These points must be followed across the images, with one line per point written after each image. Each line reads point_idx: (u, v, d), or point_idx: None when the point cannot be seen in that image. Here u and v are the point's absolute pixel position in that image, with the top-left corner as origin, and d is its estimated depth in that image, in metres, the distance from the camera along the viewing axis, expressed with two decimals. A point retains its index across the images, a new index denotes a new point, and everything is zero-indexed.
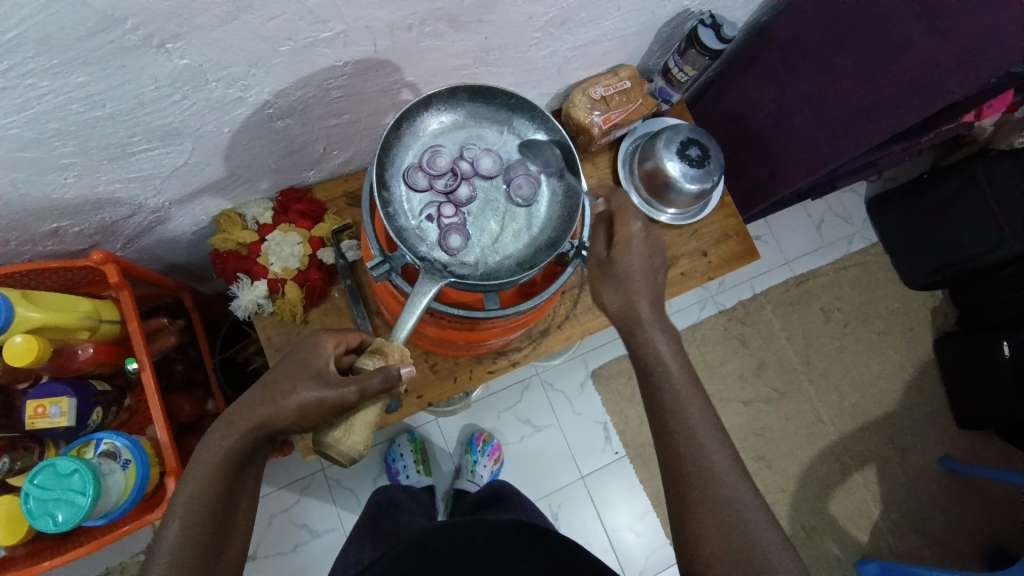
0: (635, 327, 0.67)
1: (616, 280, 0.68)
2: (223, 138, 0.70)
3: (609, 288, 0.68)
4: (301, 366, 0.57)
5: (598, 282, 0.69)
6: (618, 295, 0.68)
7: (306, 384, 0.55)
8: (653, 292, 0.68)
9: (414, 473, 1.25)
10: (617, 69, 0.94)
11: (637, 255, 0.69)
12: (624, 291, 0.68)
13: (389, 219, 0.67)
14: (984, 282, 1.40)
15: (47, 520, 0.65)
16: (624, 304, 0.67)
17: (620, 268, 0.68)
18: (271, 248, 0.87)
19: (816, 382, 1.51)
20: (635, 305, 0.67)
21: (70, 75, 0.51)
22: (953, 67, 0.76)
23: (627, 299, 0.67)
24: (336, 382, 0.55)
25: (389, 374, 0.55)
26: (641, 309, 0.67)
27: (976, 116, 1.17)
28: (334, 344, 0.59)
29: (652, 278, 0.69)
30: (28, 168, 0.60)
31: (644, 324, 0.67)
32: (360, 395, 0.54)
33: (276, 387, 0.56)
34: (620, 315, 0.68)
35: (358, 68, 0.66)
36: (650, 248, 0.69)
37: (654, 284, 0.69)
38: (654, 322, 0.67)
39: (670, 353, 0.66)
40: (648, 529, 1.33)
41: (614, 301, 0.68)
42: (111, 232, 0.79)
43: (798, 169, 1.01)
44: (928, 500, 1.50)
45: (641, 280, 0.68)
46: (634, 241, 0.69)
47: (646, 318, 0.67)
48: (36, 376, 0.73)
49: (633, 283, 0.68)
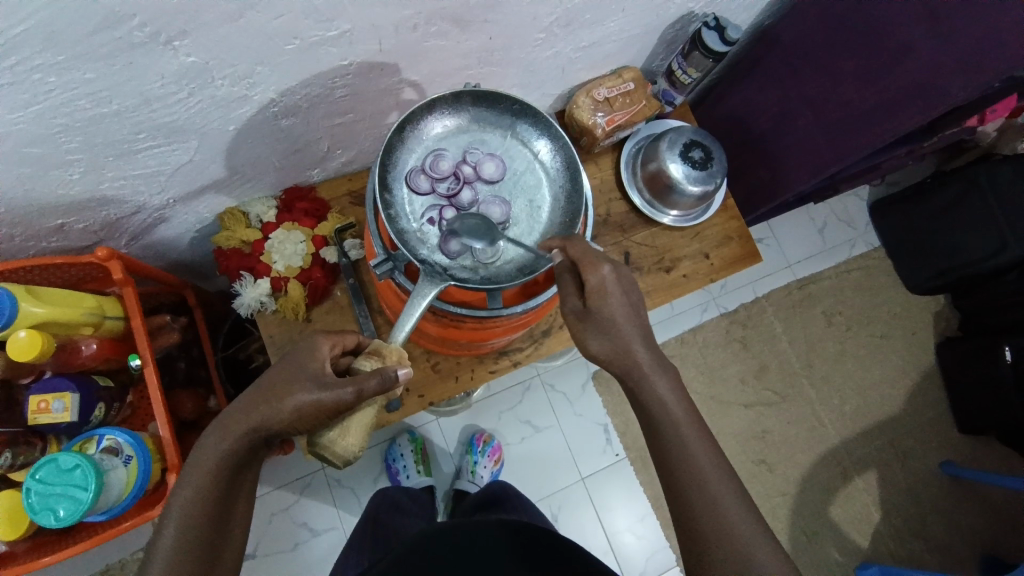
0: (632, 373, 0.62)
1: (600, 329, 0.62)
2: (228, 136, 0.70)
3: (593, 338, 0.62)
4: (297, 368, 0.56)
5: (581, 333, 0.63)
6: (605, 343, 0.62)
7: (303, 386, 0.55)
8: (641, 329, 0.63)
9: (414, 474, 1.24)
10: (620, 71, 0.94)
11: (617, 300, 0.62)
12: (612, 339, 0.62)
13: (390, 222, 0.68)
14: (987, 287, 1.40)
15: (49, 516, 0.65)
16: (614, 352, 0.62)
17: (601, 317, 0.62)
18: (274, 246, 0.87)
19: (818, 386, 1.51)
20: (626, 350, 0.61)
21: (77, 70, 0.51)
22: (955, 71, 0.77)
23: (618, 346, 0.61)
24: (334, 383, 0.55)
25: (386, 375, 0.56)
26: (634, 352, 0.62)
27: (979, 120, 1.17)
28: (330, 346, 0.59)
29: (635, 317, 0.63)
30: (33, 163, 0.60)
31: (640, 368, 0.61)
32: (357, 397, 0.55)
33: (273, 389, 0.55)
34: (614, 362, 0.62)
35: (363, 67, 0.66)
36: (624, 288, 0.62)
37: (641, 321, 0.63)
38: (652, 363, 0.62)
39: (670, 392, 0.61)
40: (648, 531, 1.33)
41: (602, 350, 0.62)
42: (115, 228, 0.79)
43: (800, 171, 1.03)
44: (929, 506, 1.49)
45: (625, 323, 0.62)
46: (609, 286, 0.61)
47: (641, 360, 0.61)
48: (38, 371, 0.74)
49: (619, 328, 0.62)
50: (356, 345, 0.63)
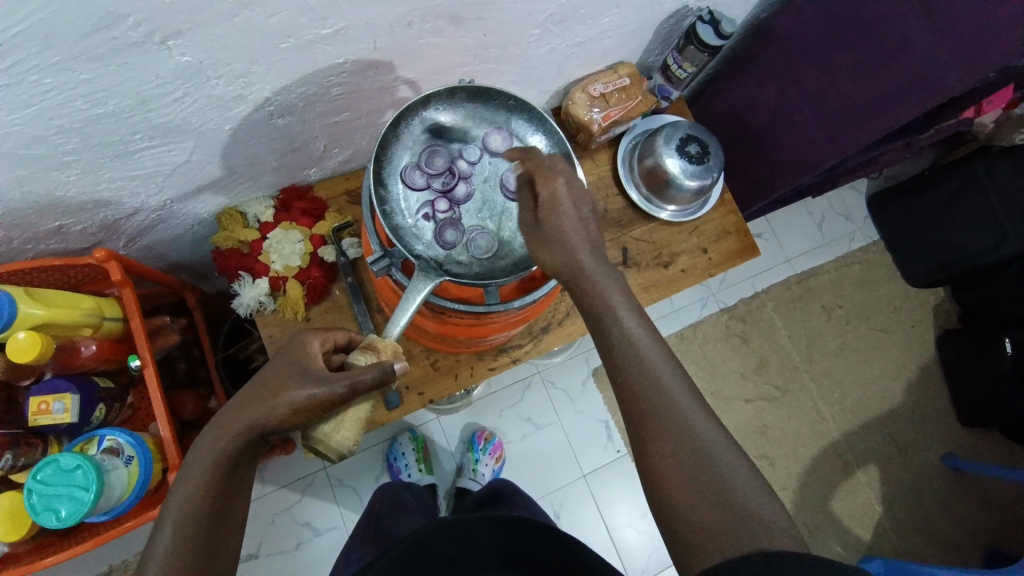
0: (580, 282, 0.59)
1: (552, 241, 0.60)
2: (224, 135, 0.70)
3: (543, 248, 0.60)
4: (290, 366, 0.57)
5: (531, 246, 0.61)
6: (555, 252, 0.59)
7: (297, 382, 0.55)
8: (592, 243, 0.61)
9: (416, 471, 1.24)
10: (617, 66, 0.94)
11: (567, 212, 0.60)
12: (560, 249, 0.59)
13: (386, 218, 0.69)
14: (986, 279, 1.40)
15: (50, 515, 0.65)
16: (562, 260, 0.59)
17: (552, 227, 0.60)
18: (272, 246, 0.88)
19: (818, 380, 1.51)
20: (575, 260, 0.59)
21: (74, 71, 0.51)
22: (953, 63, 0.77)
23: (566, 254, 0.59)
24: (328, 377, 0.55)
25: (384, 367, 0.56)
26: (583, 261, 0.59)
27: (975, 112, 1.17)
28: (320, 341, 0.61)
29: (588, 233, 0.61)
30: (31, 165, 0.60)
31: (589, 275, 0.59)
32: (351, 390, 0.55)
33: (266, 387, 0.56)
34: (563, 273, 0.60)
35: (359, 65, 0.66)
36: (577, 202, 0.61)
37: (591, 235, 0.61)
38: (601, 272, 0.59)
39: (624, 304, 0.58)
40: (649, 527, 1.34)
41: (551, 259, 0.60)
42: (114, 230, 0.80)
43: (796, 166, 1.03)
44: (931, 498, 1.49)
45: (576, 234, 0.60)
46: (562, 197, 0.60)
47: (590, 269, 0.59)
48: (39, 372, 0.74)
49: (570, 238, 0.59)
50: (347, 342, 0.65)
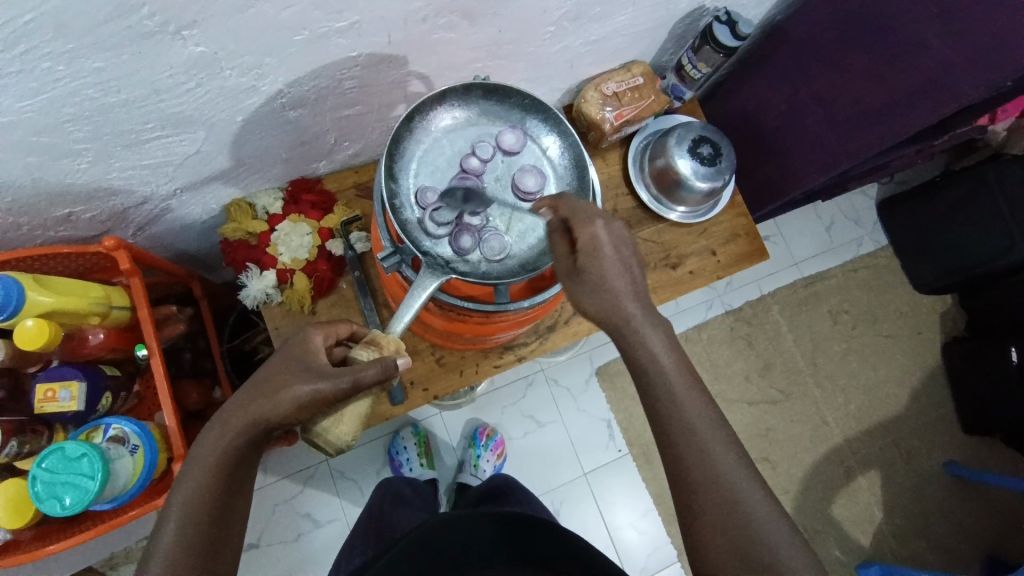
0: (622, 330, 0.59)
1: (591, 287, 0.59)
2: (235, 127, 0.70)
3: (584, 295, 0.60)
4: (292, 361, 0.57)
5: (570, 292, 0.61)
6: (596, 301, 0.59)
7: (300, 378, 0.55)
8: (635, 287, 0.60)
9: (418, 466, 1.24)
10: (630, 65, 0.93)
11: (608, 257, 0.59)
12: (601, 296, 0.59)
13: (395, 212, 0.68)
14: (995, 287, 1.39)
15: (55, 503, 0.65)
16: (603, 308, 0.59)
17: (591, 274, 0.59)
18: (281, 239, 0.87)
19: (822, 385, 1.51)
20: (617, 307, 0.59)
21: (86, 60, 0.51)
22: (967, 67, 0.76)
23: (607, 302, 0.59)
24: (331, 373, 0.55)
25: (386, 364, 0.57)
26: (626, 308, 0.59)
27: (990, 120, 1.16)
28: (324, 336, 0.60)
29: (629, 277, 0.60)
30: (42, 153, 0.60)
31: (632, 324, 0.59)
32: (353, 386, 0.55)
33: (270, 383, 0.55)
34: (603, 320, 0.60)
35: (371, 60, 0.66)
36: (617, 245, 0.60)
37: (634, 278, 0.60)
38: (644, 318, 0.59)
39: (664, 348, 0.59)
40: (650, 527, 1.34)
41: (592, 307, 0.59)
42: (122, 219, 0.79)
43: (807, 169, 1.02)
44: (933, 505, 1.49)
45: (616, 279, 0.59)
46: (600, 241, 0.59)
47: (633, 316, 0.59)
48: (46, 360, 0.74)
49: (612, 285, 0.59)
50: (350, 335, 0.65)
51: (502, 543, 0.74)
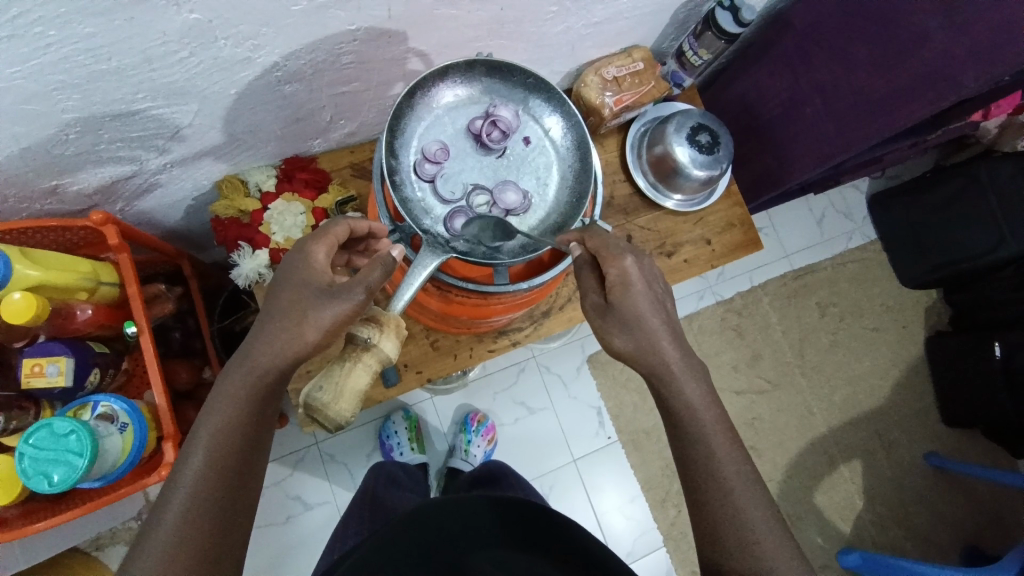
0: (660, 372, 0.60)
1: (624, 323, 0.60)
2: (229, 100, 0.68)
3: (619, 337, 0.60)
4: (303, 286, 0.58)
5: (604, 330, 0.61)
6: (630, 339, 0.60)
7: (315, 303, 0.57)
8: (669, 324, 0.61)
9: (408, 450, 1.23)
10: (630, 50, 0.92)
11: (640, 291, 0.60)
12: (636, 335, 0.60)
13: (396, 188, 0.68)
14: (981, 283, 1.41)
15: (42, 480, 0.64)
16: (639, 349, 0.60)
17: (626, 311, 0.60)
18: (273, 218, 0.86)
19: (809, 376, 1.52)
20: (652, 347, 0.60)
21: (78, 25, 0.49)
22: (968, 59, 0.78)
23: (641, 340, 0.60)
24: (342, 290, 0.57)
25: (385, 262, 0.58)
26: (662, 348, 0.60)
27: (983, 115, 1.17)
28: (326, 250, 0.60)
29: (662, 314, 0.61)
30: (30, 122, 0.58)
31: (666, 363, 0.60)
32: (367, 297, 0.57)
33: (290, 317, 0.57)
34: (640, 361, 0.61)
35: (371, 34, 0.65)
36: (647, 280, 0.61)
37: (667, 313, 0.62)
38: (678, 359, 0.61)
39: (701, 397, 0.60)
40: (637, 513, 1.35)
41: (627, 348, 0.60)
42: (110, 193, 0.77)
43: (805, 161, 1.01)
44: (913, 494, 1.52)
45: (648, 314, 0.60)
46: (632, 277, 0.60)
47: (668, 355, 0.60)
48: (32, 336, 0.73)
49: (645, 323, 0.60)
50: (349, 234, 0.63)
51: (513, 524, 0.74)
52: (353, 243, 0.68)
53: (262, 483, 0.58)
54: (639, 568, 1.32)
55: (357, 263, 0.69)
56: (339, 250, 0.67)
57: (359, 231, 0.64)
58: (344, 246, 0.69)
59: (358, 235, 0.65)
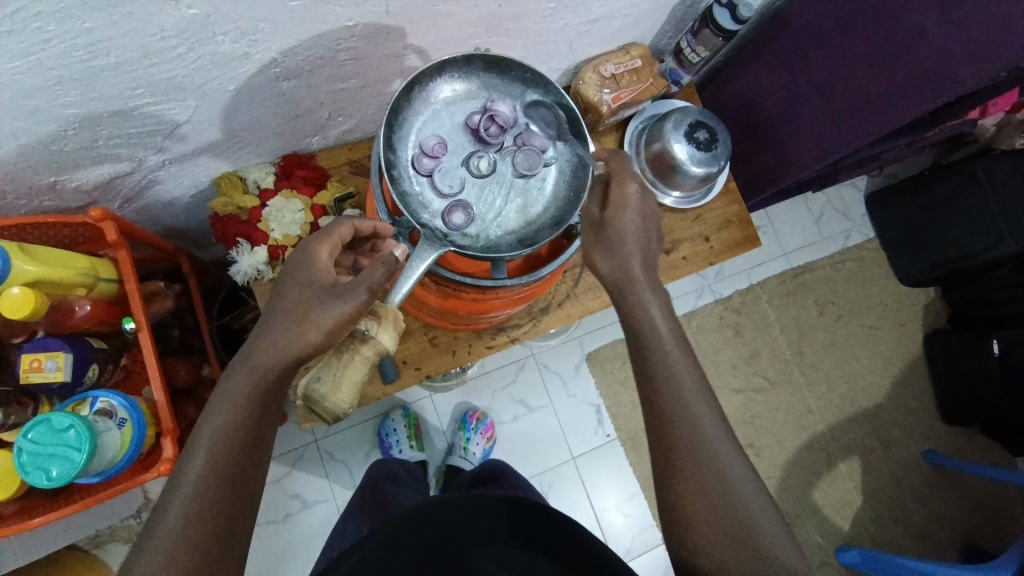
0: (627, 289, 0.66)
1: (609, 242, 0.67)
2: (227, 95, 0.68)
3: (602, 249, 0.67)
4: (306, 282, 0.58)
5: (590, 243, 0.68)
6: (610, 257, 0.66)
7: (318, 301, 0.57)
8: (645, 255, 0.67)
9: (407, 448, 1.23)
10: (628, 47, 0.93)
11: (631, 216, 0.67)
12: (616, 255, 0.66)
13: (394, 182, 0.68)
14: (979, 281, 1.41)
15: (40, 475, 0.64)
16: (615, 265, 0.66)
17: (614, 228, 0.67)
18: (272, 214, 0.85)
19: (807, 374, 1.53)
20: (625, 267, 0.66)
21: (77, 19, 0.49)
22: (967, 57, 0.78)
23: (621, 260, 0.66)
24: (344, 291, 0.57)
25: (388, 262, 0.58)
26: (633, 272, 0.66)
27: (980, 113, 1.17)
28: (330, 249, 0.61)
29: (645, 245, 0.68)
30: (28, 117, 0.59)
31: (636, 286, 0.66)
32: (371, 296, 0.58)
33: (293, 316, 0.57)
34: (612, 278, 0.67)
35: (369, 30, 0.65)
36: (642, 213, 0.68)
37: (646, 249, 0.68)
38: (647, 284, 0.66)
39: (663, 321, 0.65)
40: (635, 511, 1.35)
41: (606, 264, 0.67)
42: (109, 190, 0.78)
43: (803, 159, 1.01)
44: (911, 493, 1.52)
45: (633, 242, 0.67)
46: (628, 203, 0.67)
47: (638, 281, 0.66)
48: (31, 331, 0.73)
49: (626, 245, 0.66)
50: (353, 233, 0.64)
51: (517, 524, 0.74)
52: (360, 244, 0.71)
53: (264, 480, 0.58)
54: (637, 566, 1.32)
55: (362, 264, 0.70)
56: (344, 249, 0.69)
57: (364, 230, 0.66)
58: (351, 246, 0.71)
59: (362, 234, 0.66)
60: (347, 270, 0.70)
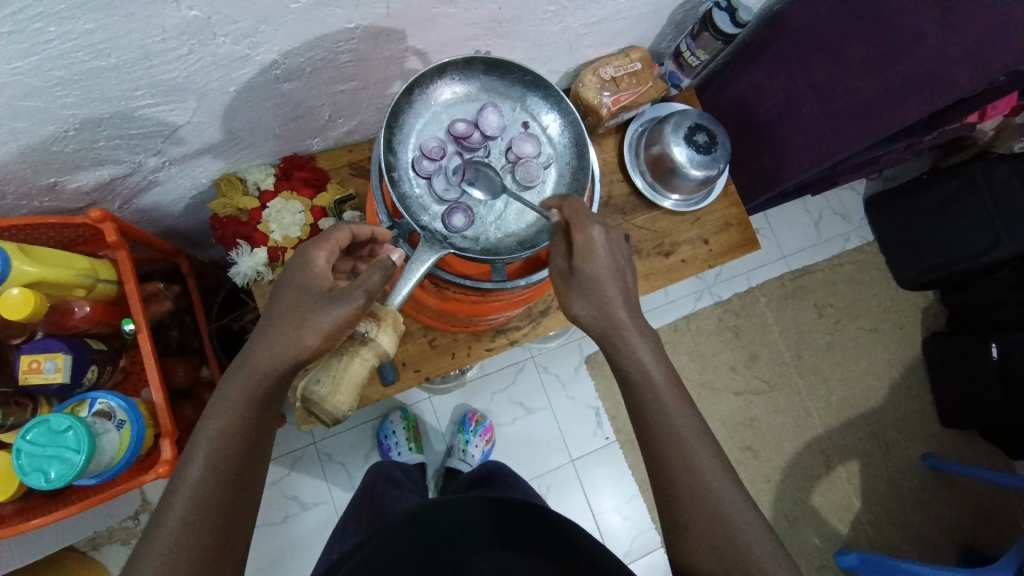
0: (612, 337, 0.64)
1: (584, 287, 0.63)
2: (227, 96, 0.68)
3: (577, 300, 0.64)
4: (305, 287, 0.58)
5: (563, 293, 0.64)
6: (589, 304, 0.63)
7: (314, 304, 0.57)
8: (625, 292, 0.65)
9: (406, 450, 1.23)
10: (628, 50, 0.93)
11: (601, 257, 0.63)
12: (593, 300, 0.63)
13: (394, 184, 0.68)
14: (978, 284, 1.41)
15: (39, 476, 0.64)
16: (596, 312, 0.63)
17: (587, 275, 0.63)
18: (272, 216, 0.86)
19: (806, 376, 1.53)
20: (608, 314, 0.64)
21: (78, 20, 0.49)
22: (964, 59, 0.79)
23: (599, 306, 0.63)
24: (342, 295, 0.56)
25: (385, 265, 0.58)
26: (616, 315, 0.64)
27: (979, 116, 1.17)
28: (326, 255, 0.60)
29: (619, 280, 0.65)
30: (28, 118, 0.58)
31: (621, 330, 0.64)
32: (368, 300, 0.57)
33: (291, 319, 0.57)
34: (595, 325, 0.64)
35: (369, 32, 0.65)
36: (611, 250, 0.64)
37: (625, 284, 0.65)
38: (630, 323, 0.64)
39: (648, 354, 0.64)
40: (634, 513, 1.35)
41: (584, 310, 0.64)
42: (109, 191, 0.78)
43: (802, 161, 1.00)
44: (909, 495, 1.52)
45: (608, 283, 0.64)
46: (596, 245, 0.63)
47: (622, 324, 0.64)
48: (30, 332, 0.73)
49: (602, 288, 0.63)
50: (351, 239, 0.63)
51: (514, 528, 0.74)
52: (358, 249, 0.70)
53: (263, 481, 0.58)
54: (636, 568, 1.32)
55: (361, 269, 0.70)
56: (343, 254, 0.69)
57: (361, 236, 0.64)
58: (350, 252, 0.70)
59: (360, 240, 0.65)
60: (347, 275, 0.71)
